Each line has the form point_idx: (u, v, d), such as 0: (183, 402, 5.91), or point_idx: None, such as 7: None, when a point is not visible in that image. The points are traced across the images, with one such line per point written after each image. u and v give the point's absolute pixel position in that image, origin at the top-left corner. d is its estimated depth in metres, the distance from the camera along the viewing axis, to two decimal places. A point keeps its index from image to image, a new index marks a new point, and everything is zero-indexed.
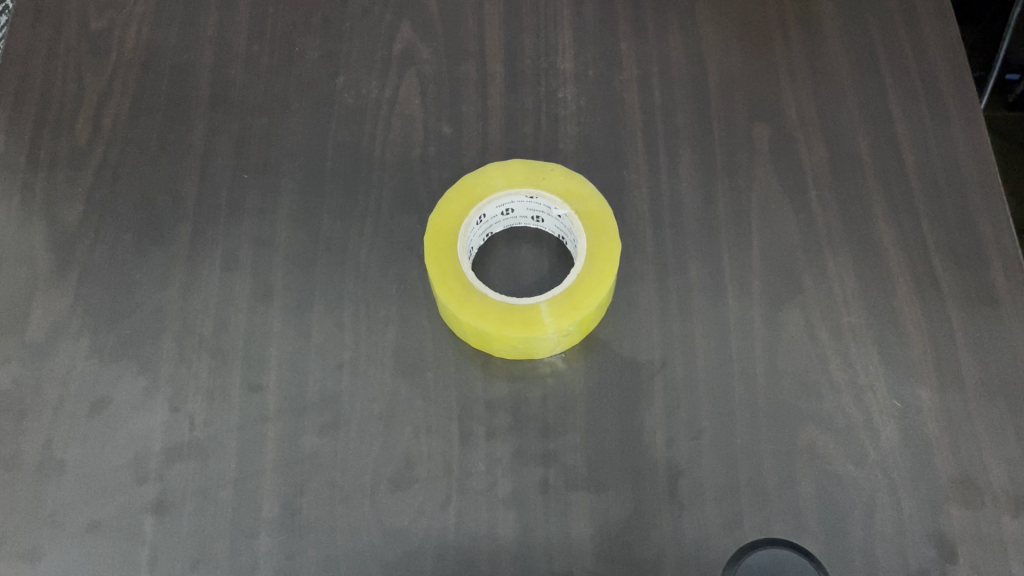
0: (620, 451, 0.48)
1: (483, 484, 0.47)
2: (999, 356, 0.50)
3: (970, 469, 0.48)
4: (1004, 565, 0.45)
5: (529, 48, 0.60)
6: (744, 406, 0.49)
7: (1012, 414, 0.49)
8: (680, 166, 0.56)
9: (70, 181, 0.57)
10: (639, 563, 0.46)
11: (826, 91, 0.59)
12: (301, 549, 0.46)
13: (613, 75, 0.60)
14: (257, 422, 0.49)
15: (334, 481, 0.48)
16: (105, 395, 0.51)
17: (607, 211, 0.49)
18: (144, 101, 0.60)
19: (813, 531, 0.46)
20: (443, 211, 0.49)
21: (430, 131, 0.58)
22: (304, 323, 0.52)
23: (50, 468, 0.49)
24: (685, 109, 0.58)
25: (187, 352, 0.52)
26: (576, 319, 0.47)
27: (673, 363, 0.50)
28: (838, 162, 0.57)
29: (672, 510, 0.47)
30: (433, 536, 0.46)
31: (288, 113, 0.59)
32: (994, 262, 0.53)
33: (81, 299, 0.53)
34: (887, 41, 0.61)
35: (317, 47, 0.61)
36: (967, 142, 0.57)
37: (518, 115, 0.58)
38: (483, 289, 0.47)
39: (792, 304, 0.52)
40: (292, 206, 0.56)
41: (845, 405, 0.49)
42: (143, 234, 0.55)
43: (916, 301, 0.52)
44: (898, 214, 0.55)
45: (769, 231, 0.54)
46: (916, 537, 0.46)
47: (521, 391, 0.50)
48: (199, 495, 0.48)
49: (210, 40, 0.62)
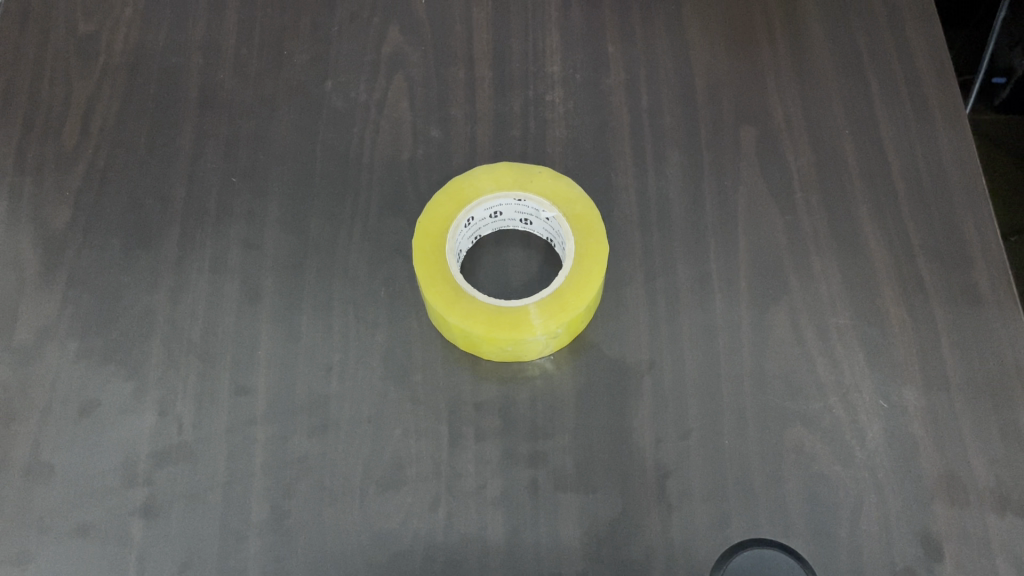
0: (608, 452, 0.48)
1: (472, 486, 0.47)
2: (985, 355, 0.51)
3: (955, 468, 0.48)
4: (990, 563, 0.46)
5: (517, 51, 0.61)
6: (731, 407, 0.50)
7: (998, 413, 0.49)
8: (668, 168, 0.57)
9: (58, 185, 0.57)
10: (627, 563, 0.46)
11: (812, 94, 0.60)
12: (290, 552, 0.46)
13: (600, 79, 0.60)
14: (246, 424, 0.49)
15: (322, 483, 0.48)
16: (94, 398, 0.51)
17: (595, 214, 0.49)
18: (132, 106, 0.60)
19: (800, 530, 0.47)
20: (432, 214, 0.49)
21: (418, 134, 0.58)
22: (293, 326, 0.52)
23: (38, 472, 0.49)
24: (673, 112, 0.59)
25: (176, 356, 0.51)
26: (565, 321, 0.47)
27: (660, 365, 0.51)
28: (825, 163, 0.57)
29: (660, 510, 0.47)
30: (421, 537, 0.46)
31: (277, 116, 0.59)
32: (978, 262, 0.54)
33: (69, 303, 0.53)
34: (872, 44, 0.62)
35: (305, 51, 0.62)
36: (952, 142, 0.58)
37: (507, 118, 0.58)
38: (473, 292, 0.47)
39: (779, 305, 0.53)
40: (281, 209, 0.56)
41: (832, 404, 0.50)
42: (133, 236, 0.55)
43: (902, 301, 0.53)
44: (884, 216, 0.55)
45: (756, 232, 0.55)
46: (903, 536, 0.47)
47: (508, 393, 0.50)
48: (188, 498, 0.48)
49: (200, 43, 0.62)
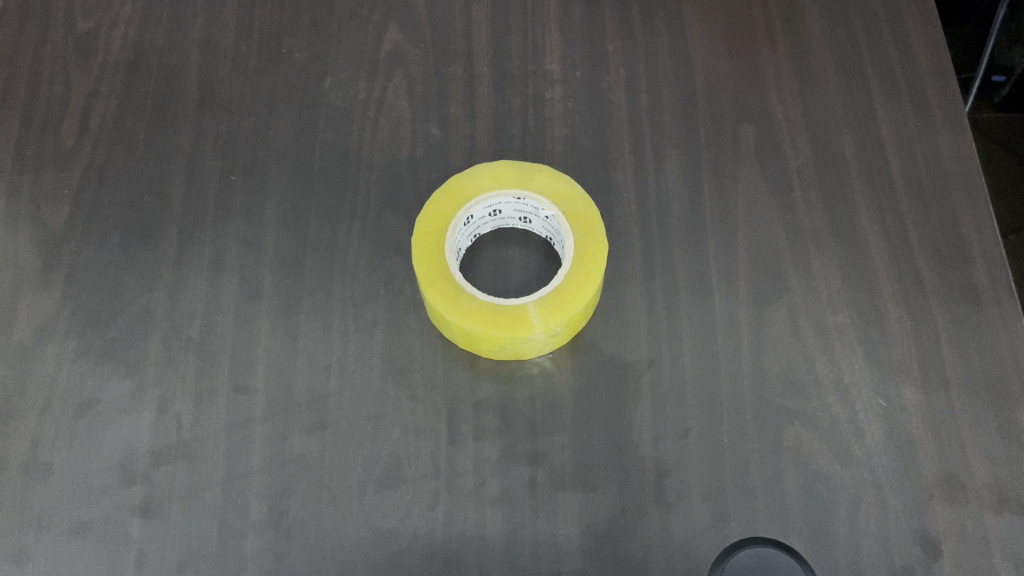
0: (608, 450, 0.48)
1: (471, 484, 0.47)
2: (984, 354, 0.51)
3: (954, 467, 0.48)
4: (989, 561, 0.46)
5: (517, 49, 0.61)
6: (731, 405, 0.50)
7: (997, 412, 0.49)
8: (667, 167, 0.57)
9: (57, 183, 0.57)
10: (626, 561, 0.46)
11: (811, 92, 0.60)
12: (289, 550, 0.46)
13: (600, 77, 0.60)
14: (245, 423, 0.49)
15: (322, 481, 0.48)
16: (92, 396, 0.51)
17: (594, 212, 0.49)
18: (131, 103, 0.60)
19: (798, 529, 0.47)
20: (431, 212, 0.49)
21: (418, 132, 0.58)
22: (293, 325, 0.52)
23: (36, 470, 0.49)
24: (672, 111, 0.59)
25: (175, 354, 0.51)
26: (564, 319, 0.47)
27: (660, 363, 0.51)
28: (824, 162, 0.57)
29: (659, 509, 0.47)
30: (420, 536, 0.46)
31: (276, 113, 0.59)
32: (978, 261, 0.54)
33: (68, 301, 0.53)
34: (872, 42, 0.62)
35: (304, 48, 0.61)
36: (951, 141, 0.57)
37: (506, 115, 0.58)
38: (472, 290, 0.47)
39: (778, 303, 0.53)
40: (280, 207, 0.56)
41: (830, 403, 0.50)
42: (132, 235, 0.55)
43: (901, 300, 0.53)
44: (883, 214, 0.55)
45: (755, 231, 0.55)
46: (902, 535, 0.47)
47: (507, 392, 0.50)
48: (187, 497, 0.48)
49: (199, 41, 0.62)
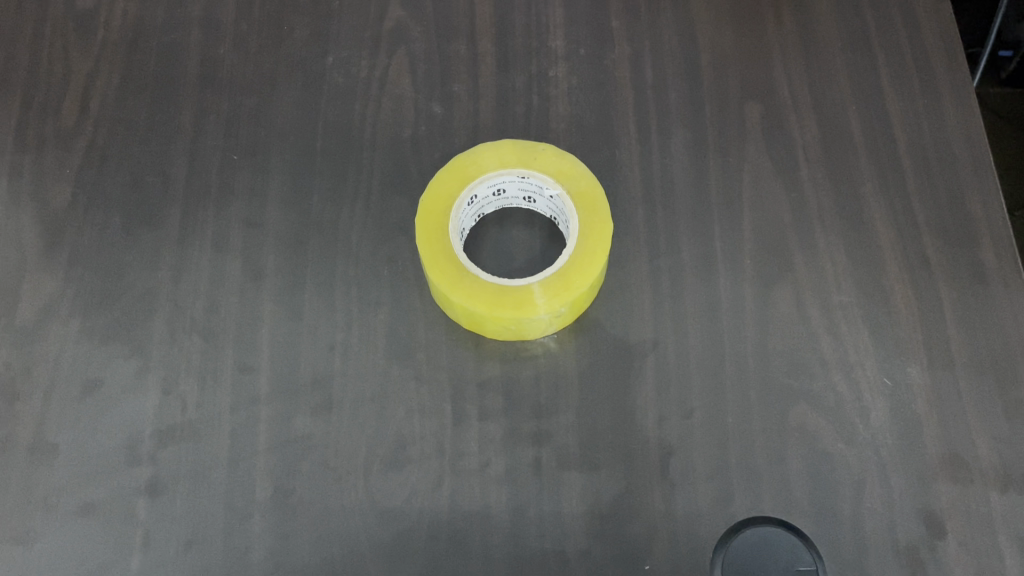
0: (612, 430, 0.48)
1: (475, 464, 0.47)
2: (990, 333, 0.51)
3: (959, 446, 0.48)
4: (993, 540, 0.46)
5: (520, 26, 0.60)
6: (735, 385, 0.49)
7: (1002, 390, 0.49)
8: (672, 145, 0.56)
9: (58, 163, 0.56)
10: (630, 540, 0.46)
11: (818, 69, 0.59)
12: (295, 529, 0.47)
13: (604, 54, 0.59)
14: (249, 403, 0.49)
15: (327, 461, 0.48)
16: (97, 377, 0.51)
17: (599, 191, 0.48)
18: (131, 82, 0.59)
19: (802, 507, 0.47)
20: (435, 193, 0.49)
21: (420, 111, 0.57)
22: (295, 306, 0.52)
23: (42, 451, 0.49)
24: (677, 88, 0.58)
25: (179, 335, 0.51)
26: (568, 300, 0.46)
27: (664, 343, 0.50)
28: (830, 140, 0.56)
29: (664, 488, 0.47)
30: (425, 515, 0.47)
31: (278, 92, 0.58)
32: (984, 239, 0.53)
33: (71, 283, 0.53)
34: (880, 18, 0.61)
35: (305, 27, 0.61)
36: (959, 118, 0.57)
37: (509, 94, 0.57)
38: (477, 271, 0.47)
39: (783, 283, 0.52)
40: (282, 187, 0.55)
41: (835, 383, 0.50)
42: (134, 215, 0.55)
43: (908, 279, 0.52)
44: (889, 193, 0.55)
45: (760, 210, 0.54)
46: (906, 513, 0.47)
47: (511, 372, 0.50)
48: (192, 477, 0.48)
49: (200, 18, 0.61)
